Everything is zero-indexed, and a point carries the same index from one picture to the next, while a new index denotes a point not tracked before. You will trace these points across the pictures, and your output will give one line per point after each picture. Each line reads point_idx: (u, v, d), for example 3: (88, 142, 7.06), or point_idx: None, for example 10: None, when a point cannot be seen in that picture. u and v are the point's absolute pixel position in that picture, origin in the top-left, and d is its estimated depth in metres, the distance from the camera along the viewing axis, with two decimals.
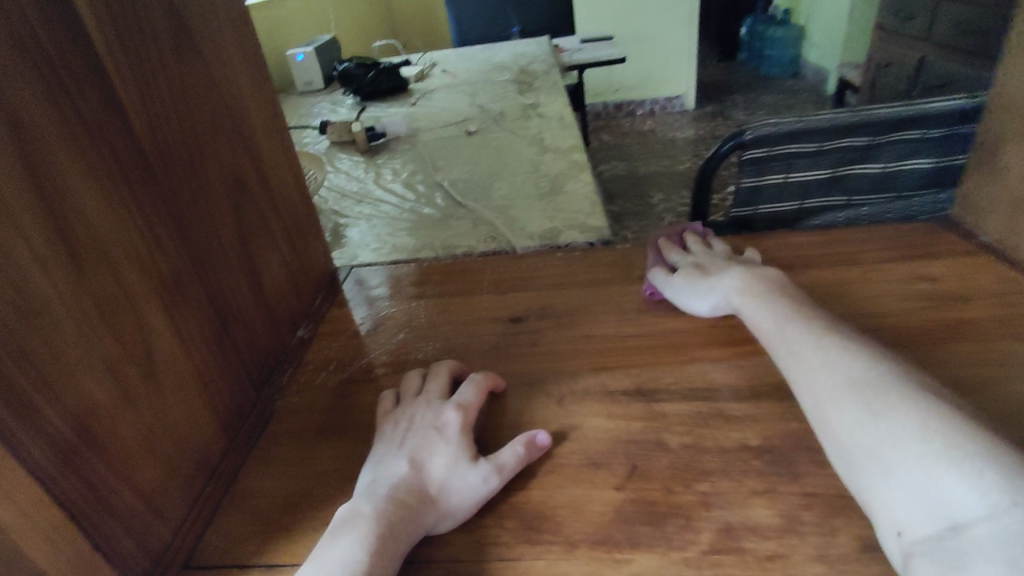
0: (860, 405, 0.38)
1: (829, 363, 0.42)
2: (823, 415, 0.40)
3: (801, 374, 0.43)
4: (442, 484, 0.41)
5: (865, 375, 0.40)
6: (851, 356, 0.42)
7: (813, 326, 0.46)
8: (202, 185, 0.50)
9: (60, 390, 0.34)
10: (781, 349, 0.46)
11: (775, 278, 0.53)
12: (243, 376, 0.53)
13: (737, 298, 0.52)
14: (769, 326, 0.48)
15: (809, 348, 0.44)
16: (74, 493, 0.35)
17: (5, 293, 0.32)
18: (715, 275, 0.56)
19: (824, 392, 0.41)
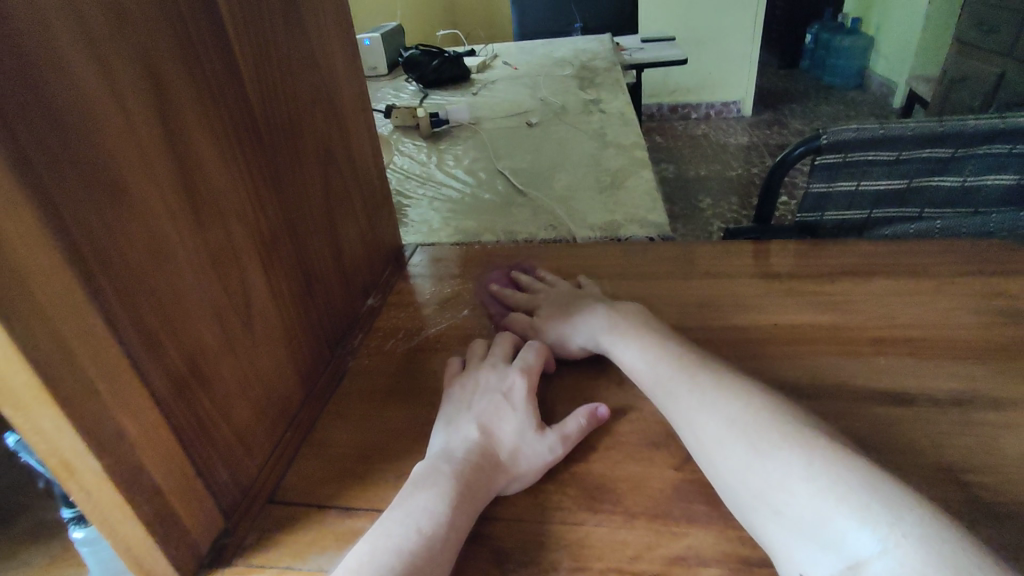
0: (746, 445, 0.39)
1: (708, 407, 0.43)
2: (708, 456, 0.41)
3: (683, 421, 0.43)
4: (513, 448, 0.44)
5: (744, 420, 0.41)
6: (726, 399, 0.43)
7: (688, 366, 0.46)
8: (298, 154, 0.53)
9: (179, 328, 0.38)
10: (661, 391, 0.46)
11: (636, 313, 0.54)
12: (321, 335, 0.56)
13: (600, 337, 0.53)
14: (645, 372, 0.48)
15: (690, 390, 0.44)
16: (183, 421, 0.38)
17: (144, 236, 0.35)
18: (577, 315, 0.55)
19: (708, 434, 0.41)
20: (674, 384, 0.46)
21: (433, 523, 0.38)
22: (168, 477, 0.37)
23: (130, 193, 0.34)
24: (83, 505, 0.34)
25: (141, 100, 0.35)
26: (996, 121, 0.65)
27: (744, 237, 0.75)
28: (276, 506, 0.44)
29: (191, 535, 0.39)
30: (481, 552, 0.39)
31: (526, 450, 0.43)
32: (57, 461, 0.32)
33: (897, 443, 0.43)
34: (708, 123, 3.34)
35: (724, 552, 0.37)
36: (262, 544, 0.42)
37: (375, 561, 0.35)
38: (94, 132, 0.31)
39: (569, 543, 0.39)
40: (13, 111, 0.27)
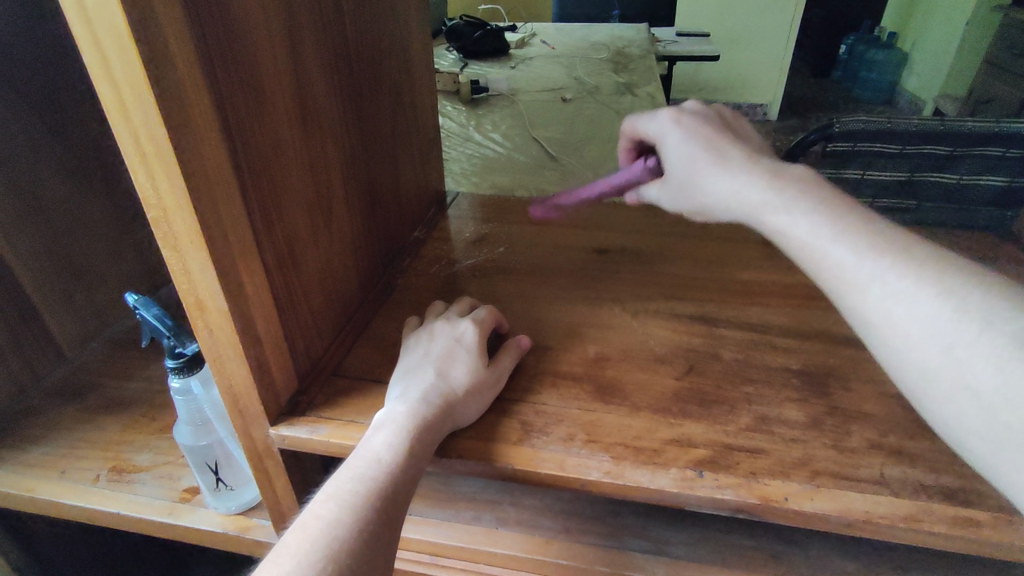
0: (996, 339, 0.33)
1: (938, 303, 0.35)
2: (913, 343, 0.35)
3: (894, 316, 0.36)
4: (468, 387, 0.47)
5: (988, 321, 0.33)
6: (949, 291, 0.35)
7: (891, 249, 0.38)
8: (378, 91, 0.61)
9: (283, 214, 0.47)
10: (859, 268, 0.38)
11: (804, 175, 0.43)
12: (379, 251, 0.65)
13: (762, 211, 0.43)
14: (827, 256, 0.39)
15: (907, 284, 0.36)
16: (279, 290, 0.47)
17: (268, 133, 0.44)
18: (720, 168, 0.46)
19: (918, 320, 0.35)
20: (879, 270, 0.37)
21: (392, 460, 0.41)
22: (267, 331, 0.45)
23: (262, 97, 0.42)
24: (205, 341, 0.43)
25: (277, 22, 0.43)
26: (990, 128, 0.78)
27: None
28: (339, 378, 0.53)
29: (276, 385, 0.48)
30: (513, 423, 0.47)
31: (476, 391, 0.48)
32: (192, 299, 0.41)
33: (863, 375, 0.51)
34: None
35: (712, 439, 0.45)
36: (329, 404, 0.50)
37: (338, 496, 0.39)
38: (246, 41, 0.40)
39: (584, 422, 0.47)
40: (205, 17, 0.36)
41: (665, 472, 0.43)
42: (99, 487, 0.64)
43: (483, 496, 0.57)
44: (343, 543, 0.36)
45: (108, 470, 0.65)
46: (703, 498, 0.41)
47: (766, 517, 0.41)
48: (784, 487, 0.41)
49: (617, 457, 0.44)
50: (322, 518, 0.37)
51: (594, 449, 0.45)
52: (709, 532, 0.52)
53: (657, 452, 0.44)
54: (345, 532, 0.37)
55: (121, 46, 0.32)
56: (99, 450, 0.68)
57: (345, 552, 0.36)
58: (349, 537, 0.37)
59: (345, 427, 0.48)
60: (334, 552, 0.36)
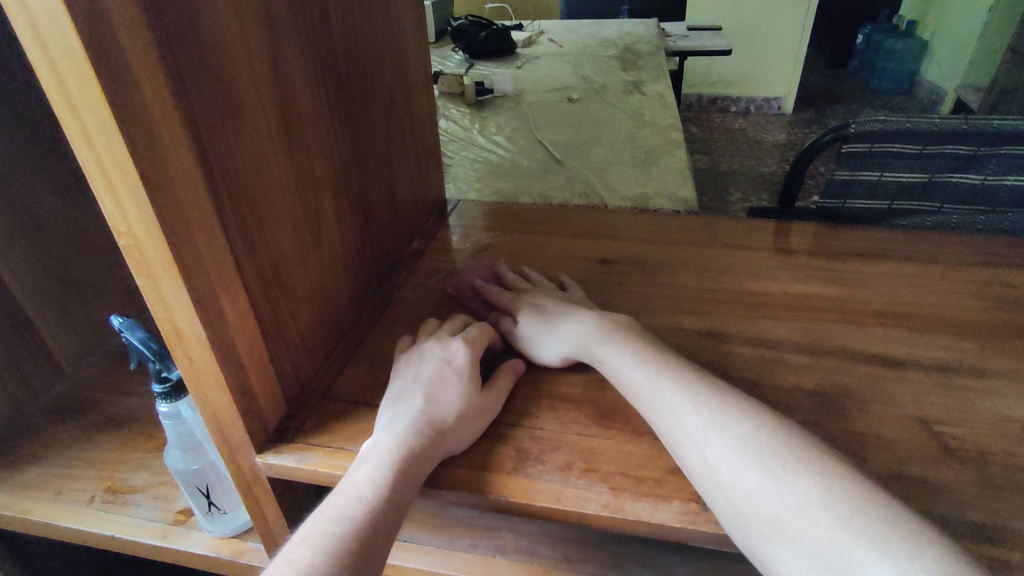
0: (738, 447, 0.39)
1: (710, 416, 0.41)
2: (683, 451, 0.41)
3: (681, 436, 0.42)
4: (460, 414, 0.45)
5: (733, 428, 0.40)
6: (716, 410, 0.42)
7: (680, 379, 0.45)
8: (371, 100, 0.59)
9: (267, 235, 0.45)
10: (647, 385, 0.45)
11: (625, 319, 0.51)
12: (373, 266, 0.63)
13: (591, 344, 0.50)
14: (634, 380, 0.46)
15: (686, 403, 0.43)
16: (264, 313, 0.45)
17: (249, 151, 0.42)
18: (562, 320, 0.52)
19: (687, 431, 0.41)
20: (661, 391, 0.44)
21: (374, 497, 0.39)
22: (250, 357, 0.44)
23: (241, 115, 0.40)
24: (185, 370, 0.41)
25: (256, 35, 0.41)
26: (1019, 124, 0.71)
27: (769, 216, 0.81)
28: (329, 401, 0.51)
29: (262, 411, 0.46)
30: (507, 450, 0.45)
31: (467, 418, 0.45)
32: (170, 328, 0.39)
33: (880, 396, 0.48)
34: (746, 118, 3.33)
35: None
36: (318, 429, 0.48)
37: (315, 538, 0.37)
38: (220, 57, 0.38)
39: (582, 450, 0.45)
40: (172, 32, 0.34)
41: (668, 505, 0.40)
42: (94, 508, 0.63)
43: (480, 521, 0.55)
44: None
45: (103, 491, 0.64)
46: (708, 533, 0.39)
47: None
48: None
49: (617, 488, 0.42)
50: (297, 563, 0.36)
51: (592, 479, 0.42)
52: (717, 561, 0.50)
53: (659, 482, 0.42)
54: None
55: (77, 67, 0.30)
56: (95, 469, 0.67)
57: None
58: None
59: (333, 456, 0.46)
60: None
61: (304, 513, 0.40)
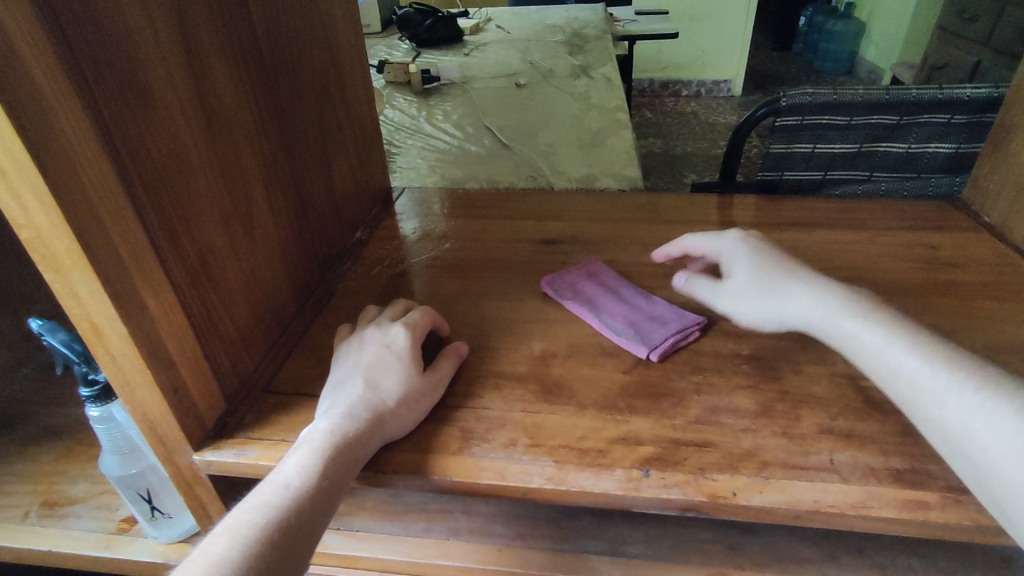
0: (1012, 417, 0.36)
1: (975, 381, 0.39)
2: (933, 412, 0.39)
3: (926, 398, 0.40)
4: (400, 399, 0.45)
5: (997, 397, 0.38)
6: (979, 377, 0.39)
7: (927, 341, 0.42)
8: (299, 85, 0.57)
9: (191, 225, 0.43)
10: (881, 344, 0.43)
11: (859, 291, 0.48)
12: (313, 256, 0.62)
13: (821, 312, 0.47)
14: (869, 338, 0.44)
15: (935, 366, 0.40)
16: (194, 307, 0.44)
17: (163, 138, 0.40)
18: (778, 281, 0.51)
19: (942, 391, 0.39)
20: (903, 351, 0.42)
21: (304, 482, 0.39)
22: (180, 353, 0.42)
23: (152, 101, 0.39)
24: (109, 369, 0.40)
25: (163, 17, 0.39)
26: (936, 92, 0.72)
27: (712, 190, 0.82)
28: (270, 395, 0.50)
29: (197, 408, 0.45)
30: (452, 431, 0.45)
31: (407, 403, 0.45)
32: (87, 325, 0.38)
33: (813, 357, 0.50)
34: (697, 101, 3.38)
35: (658, 435, 0.43)
36: (259, 424, 0.47)
37: (236, 527, 0.36)
38: (122, 38, 0.36)
39: (527, 426, 0.45)
40: (62, 9, 0.32)
41: (610, 474, 0.41)
42: (29, 524, 0.60)
43: (434, 505, 0.55)
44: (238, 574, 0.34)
45: (39, 506, 0.62)
46: (649, 499, 0.39)
47: (715, 513, 0.40)
48: (732, 481, 0.40)
49: (561, 462, 0.42)
50: (215, 552, 0.35)
51: (536, 455, 0.42)
52: (665, 528, 0.51)
53: (602, 453, 0.42)
54: (235, 567, 0.34)
55: None
56: (30, 483, 0.64)
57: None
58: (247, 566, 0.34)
59: (273, 448, 0.45)
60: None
61: (235, 502, 0.39)
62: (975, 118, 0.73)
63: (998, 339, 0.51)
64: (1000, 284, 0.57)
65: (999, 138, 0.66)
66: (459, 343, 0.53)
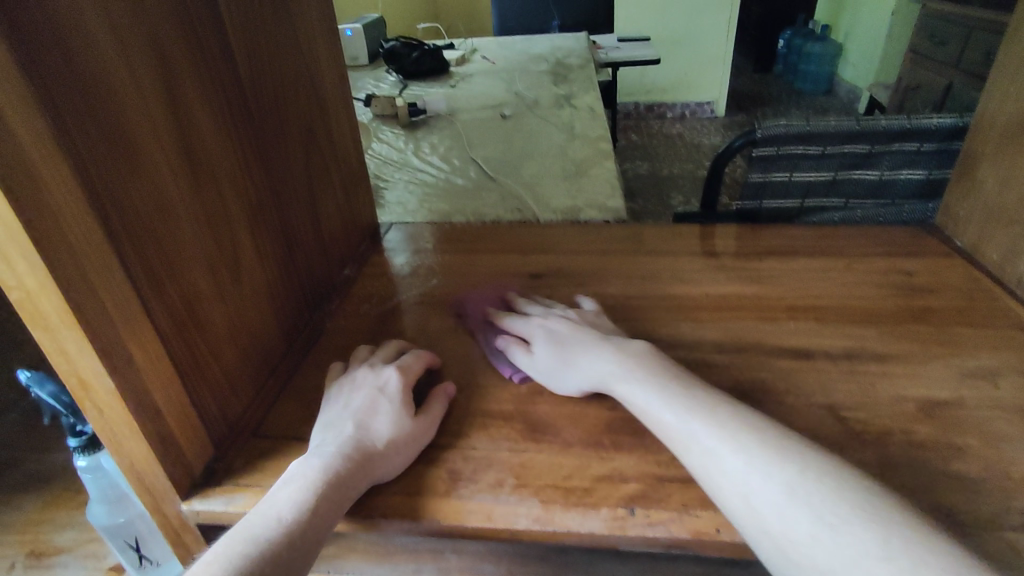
0: (812, 518, 0.36)
1: (741, 456, 0.40)
2: (786, 550, 0.36)
3: (773, 531, 0.37)
4: (391, 439, 0.45)
5: (858, 525, 0.35)
6: (782, 464, 0.39)
7: (733, 428, 0.42)
8: (286, 131, 0.59)
9: (178, 274, 0.44)
10: (721, 461, 0.40)
11: (642, 351, 0.50)
12: (302, 296, 0.62)
13: (614, 382, 0.48)
14: (698, 441, 0.42)
15: (743, 465, 0.39)
16: (182, 355, 0.44)
17: (149, 190, 0.41)
18: (579, 354, 0.51)
19: (792, 523, 0.36)
20: (748, 472, 0.39)
21: (295, 519, 0.39)
22: (168, 403, 0.42)
23: (137, 155, 0.40)
24: (97, 422, 0.40)
25: (148, 75, 0.40)
26: (905, 122, 0.75)
27: (692, 220, 0.84)
28: (259, 440, 0.50)
29: (186, 457, 0.45)
30: (440, 473, 0.45)
31: (398, 444, 0.46)
32: (75, 380, 0.38)
33: (792, 388, 0.51)
34: (681, 123, 3.44)
35: (643, 472, 0.44)
36: (248, 471, 0.47)
37: (225, 557, 0.36)
38: (109, 99, 0.37)
39: (515, 466, 0.45)
40: (49, 76, 0.33)
41: (597, 513, 0.41)
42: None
43: (426, 545, 0.55)
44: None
45: (25, 556, 0.61)
46: (636, 538, 0.40)
47: (700, 549, 0.40)
48: (716, 518, 0.40)
49: (548, 502, 0.42)
50: None
51: (524, 495, 0.43)
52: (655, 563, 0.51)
53: (588, 491, 0.43)
54: None
55: None
56: (16, 532, 0.63)
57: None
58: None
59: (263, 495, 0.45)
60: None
61: (221, 536, 0.39)
62: (944, 146, 0.75)
63: (971, 365, 0.52)
64: (972, 309, 0.59)
65: (967, 166, 0.69)
66: (448, 385, 0.53)
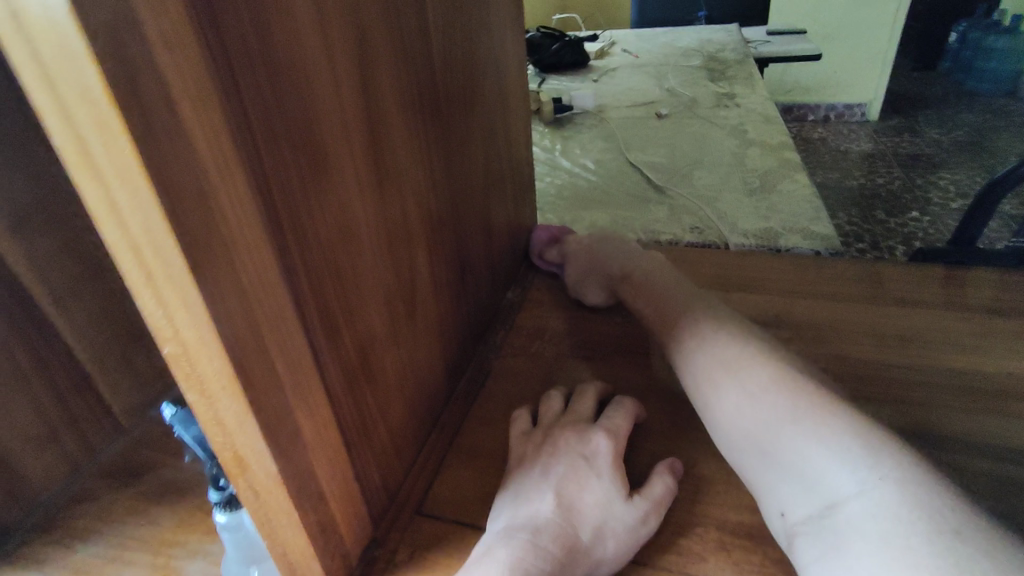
0: (747, 395, 0.39)
1: (695, 344, 0.44)
2: (734, 431, 0.39)
3: (729, 416, 0.39)
4: (601, 541, 0.34)
5: (807, 410, 0.36)
6: (728, 346, 0.43)
7: (701, 321, 0.46)
8: (469, 136, 0.49)
9: (353, 314, 0.34)
10: (705, 358, 0.43)
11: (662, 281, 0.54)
12: (467, 329, 0.52)
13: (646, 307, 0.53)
14: (691, 342, 0.45)
15: (694, 354, 0.44)
16: (348, 417, 0.35)
17: (334, 210, 0.31)
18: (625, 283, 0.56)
19: (743, 406, 0.39)
20: (726, 360, 0.42)
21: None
22: (331, 481, 0.33)
23: (325, 164, 0.30)
24: (248, 505, 0.31)
25: (345, 62, 0.31)
26: None
27: (941, 260, 0.64)
28: (424, 519, 0.40)
29: (344, 544, 0.35)
30: None
31: (609, 547, 0.34)
32: (229, 454, 0.29)
33: None
34: (827, 126, 3.09)
35: None
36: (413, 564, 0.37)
37: None
38: (300, 92, 0.28)
39: None
40: (238, 63, 0.24)
41: None
42: None
43: None
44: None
45: None
46: None
47: None
48: None
49: None
50: None
51: None
52: None
53: None
54: None
55: (101, 119, 0.20)
56: None
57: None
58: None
59: None
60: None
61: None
62: None
63: None
64: None
65: None
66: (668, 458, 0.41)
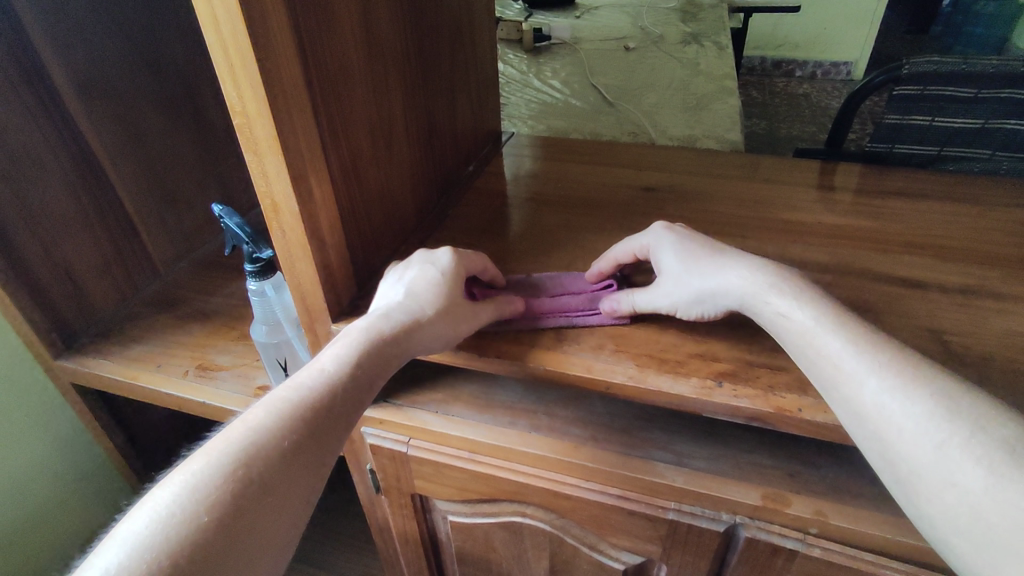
0: (924, 408, 0.37)
1: (930, 404, 0.37)
2: (900, 457, 0.37)
3: (886, 426, 0.38)
4: (434, 311, 0.50)
5: (982, 425, 0.36)
6: (991, 418, 0.36)
7: (924, 374, 0.38)
8: (439, 25, 0.64)
9: (349, 131, 0.51)
10: (840, 359, 0.40)
11: (794, 274, 0.47)
12: (433, 181, 0.69)
13: (758, 293, 0.46)
14: (824, 345, 0.41)
15: (930, 417, 0.37)
16: (343, 201, 0.52)
17: (337, 51, 0.48)
18: (714, 259, 0.49)
19: (912, 429, 0.37)
20: (873, 367, 0.39)
21: (334, 376, 0.45)
22: (331, 238, 0.51)
23: (332, 20, 0.46)
24: (279, 243, 0.49)
25: None
26: None
27: (813, 157, 0.83)
28: None
29: (339, 290, 0.54)
30: (549, 335, 0.52)
31: (439, 314, 0.50)
32: (269, 203, 0.47)
33: (896, 309, 0.52)
34: (811, 83, 3.19)
35: (735, 356, 0.48)
36: None
37: (273, 401, 0.43)
38: None
39: (615, 337, 0.51)
40: None
41: (687, 380, 0.47)
42: (188, 379, 0.74)
43: (519, 405, 0.59)
44: (262, 454, 0.40)
45: (195, 368, 0.76)
46: (720, 405, 0.45)
47: (777, 425, 0.45)
48: (801, 400, 0.44)
49: (643, 365, 0.48)
50: (256, 419, 0.42)
51: (622, 358, 0.49)
52: (714, 436, 0.55)
53: (681, 363, 0.48)
54: (269, 431, 0.41)
55: None
56: (188, 351, 0.78)
57: (264, 459, 0.40)
58: (266, 449, 0.40)
59: None
60: (249, 456, 0.39)
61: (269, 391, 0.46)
62: None
63: None
64: None
65: None
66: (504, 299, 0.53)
